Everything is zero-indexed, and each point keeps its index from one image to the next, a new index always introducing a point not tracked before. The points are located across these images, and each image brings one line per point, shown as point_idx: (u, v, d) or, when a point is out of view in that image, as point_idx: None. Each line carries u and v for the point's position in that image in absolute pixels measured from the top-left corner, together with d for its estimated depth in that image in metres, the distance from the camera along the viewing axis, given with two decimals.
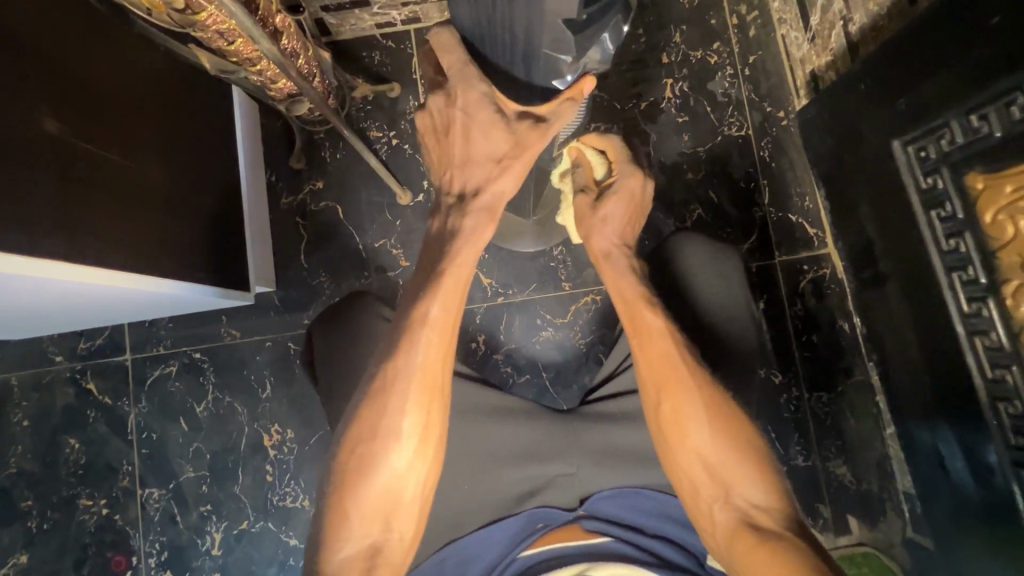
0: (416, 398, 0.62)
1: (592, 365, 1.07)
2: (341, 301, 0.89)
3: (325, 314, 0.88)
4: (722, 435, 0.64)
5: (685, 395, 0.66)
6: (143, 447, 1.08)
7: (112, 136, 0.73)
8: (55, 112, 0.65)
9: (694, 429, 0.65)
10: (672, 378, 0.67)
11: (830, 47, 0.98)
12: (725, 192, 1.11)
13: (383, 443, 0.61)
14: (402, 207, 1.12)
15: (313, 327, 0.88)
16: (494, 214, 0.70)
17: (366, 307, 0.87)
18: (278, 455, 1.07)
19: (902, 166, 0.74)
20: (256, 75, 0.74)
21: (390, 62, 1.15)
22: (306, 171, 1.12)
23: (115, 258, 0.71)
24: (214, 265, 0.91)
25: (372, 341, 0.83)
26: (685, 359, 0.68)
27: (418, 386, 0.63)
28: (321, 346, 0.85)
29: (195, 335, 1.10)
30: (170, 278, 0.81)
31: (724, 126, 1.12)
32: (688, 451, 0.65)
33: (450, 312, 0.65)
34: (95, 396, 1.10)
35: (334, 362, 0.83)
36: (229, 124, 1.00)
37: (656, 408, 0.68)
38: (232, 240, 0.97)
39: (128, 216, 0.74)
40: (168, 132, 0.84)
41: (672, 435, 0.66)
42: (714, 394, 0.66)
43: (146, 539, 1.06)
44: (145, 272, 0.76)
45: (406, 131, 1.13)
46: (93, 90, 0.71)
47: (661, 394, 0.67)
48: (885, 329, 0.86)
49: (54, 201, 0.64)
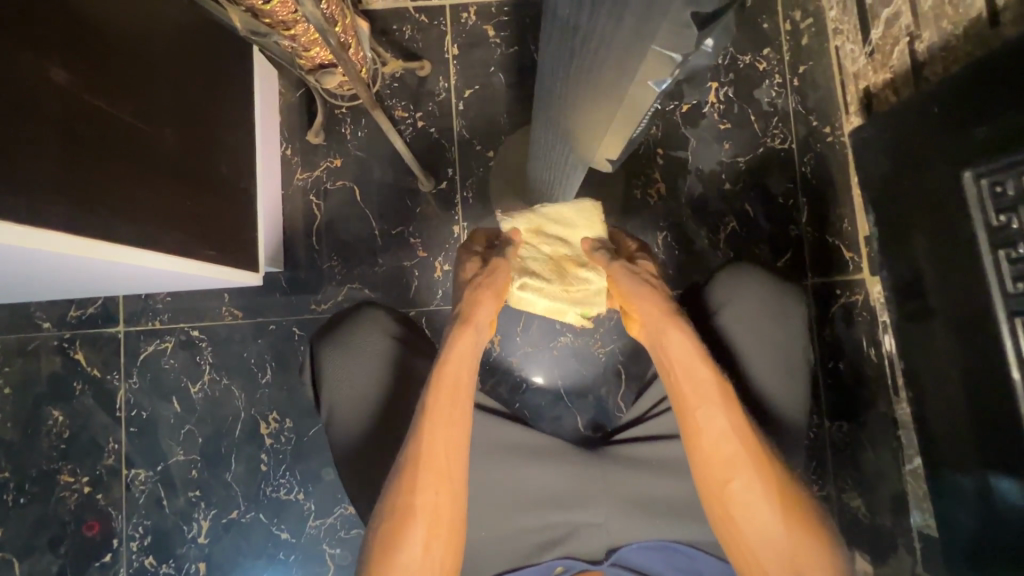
0: (426, 477, 0.60)
1: (611, 376, 1.02)
2: (341, 327, 0.81)
3: (327, 340, 0.80)
4: (795, 516, 0.60)
5: (743, 481, 0.61)
6: (132, 426, 1.02)
7: (129, 97, 0.67)
8: (63, 60, 0.58)
9: (767, 511, 0.60)
10: (741, 457, 0.61)
11: (890, 64, 0.93)
12: (762, 206, 1.07)
13: (397, 526, 0.58)
14: (424, 194, 1.06)
15: (317, 351, 0.80)
16: (473, 320, 0.65)
17: (389, 336, 0.81)
18: (275, 444, 1.02)
19: (970, 198, 0.71)
20: (289, 40, 0.67)
21: (421, 38, 1.08)
22: (325, 147, 1.06)
23: (125, 232, 0.66)
24: (224, 242, 0.85)
25: (397, 381, 0.78)
26: (735, 439, 0.62)
27: (428, 464, 0.60)
28: (327, 379, 0.78)
29: (195, 310, 1.04)
30: (179, 254, 0.75)
31: (767, 137, 1.07)
32: (754, 536, 0.61)
33: (451, 400, 0.62)
34: (84, 367, 1.03)
35: (351, 398, 0.77)
36: (247, 88, 0.93)
37: (718, 496, 0.62)
38: (244, 214, 0.90)
39: (146, 188, 0.69)
40: (187, 95, 0.78)
41: (740, 519, 0.61)
42: (772, 468, 0.62)
43: (129, 522, 1.01)
44: (156, 249, 0.71)
45: (434, 113, 1.07)
46: (107, 39, 0.64)
47: (730, 472, 0.61)
48: (925, 365, 0.83)
49: (61, 160, 0.57)
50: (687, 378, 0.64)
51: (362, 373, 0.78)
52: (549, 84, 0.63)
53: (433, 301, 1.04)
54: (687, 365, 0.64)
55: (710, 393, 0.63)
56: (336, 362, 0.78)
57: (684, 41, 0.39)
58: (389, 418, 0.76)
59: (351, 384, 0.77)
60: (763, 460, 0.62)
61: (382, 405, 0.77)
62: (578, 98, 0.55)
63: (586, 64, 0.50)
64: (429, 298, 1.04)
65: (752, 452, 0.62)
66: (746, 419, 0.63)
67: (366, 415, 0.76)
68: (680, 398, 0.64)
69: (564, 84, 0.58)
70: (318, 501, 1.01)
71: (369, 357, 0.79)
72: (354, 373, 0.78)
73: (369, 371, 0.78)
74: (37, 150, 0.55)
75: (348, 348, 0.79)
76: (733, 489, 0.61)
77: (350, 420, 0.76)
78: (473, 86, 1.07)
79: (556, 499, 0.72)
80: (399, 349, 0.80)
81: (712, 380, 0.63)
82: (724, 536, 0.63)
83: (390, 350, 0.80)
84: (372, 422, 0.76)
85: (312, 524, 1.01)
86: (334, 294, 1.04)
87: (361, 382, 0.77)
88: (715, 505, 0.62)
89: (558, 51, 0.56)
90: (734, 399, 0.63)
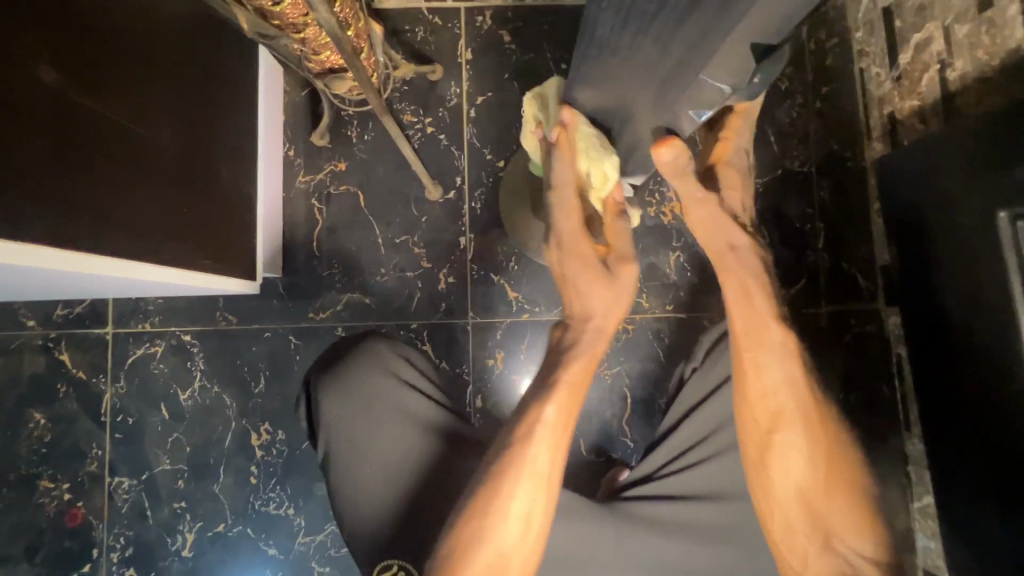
0: (526, 482, 0.56)
1: (616, 400, 0.99)
2: (343, 363, 0.75)
3: (324, 377, 0.73)
4: (831, 470, 0.62)
5: (791, 443, 0.62)
6: (117, 432, 0.98)
7: (125, 97, 0.63)
8: (53, 58, 0.54)
9: (807, 466, 0.62)
10: (791, 409, 0.62)
11: (919, 91, 0.89)
12: (778, 230, 1.04)
13: (483, 509, 0.56)
14: (430, 203, 1.02)
15: (315, 394, 0.73)
16: (608, 333, 0.62)
17: (393, 374, 0.74)
18: (265, 457, 0.99)
19: (1004, 238, 0.67)
20: (299, 43, 0.64)
21: (434, 40, 1.04)
22: (329, 150, 1.02)
23: (117, 242, 0.62)
24: (222, 251, 0.82)
25: (399, 424, 0.71)
26: (796, 399, 0.63)
27: (529, 475, 0.56)
28: (328, 421, 0.71)
29: (187, 314, 1.00)
30: (175, 266, 0.72)
31: (786, 159, 1.05)
32: (786, 488, 0.63)
33: (567, 413, 0.58)
34: (68, 369, 0.99)
35: (351, 446, 0.70)
36: (249, 86, 0.89)
37: (764, 453, 0.63)
38: (244, 222, 0.87)
39: (143, 193, 0.66)
40: (187, 94, 0.74)
41: (775, 468, 0.63)
42: (825, 431, 0.63)
43: (110, 532, 0.97)
44: (149, 260, 0.67)
45: (444, 120, 1.03)
46: (105, 38, 0.60)
47: (778, 423, 0.63)
48: (942, 405, 0.80)
49: (51, 169, 0.54)
50: (746, 325, 0.64)
51: (364, 420, 0.70)
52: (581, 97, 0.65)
53: (436, 315, 1.01)
54: (750, 308, 0.64)
55: (771, 344, 0.63)
56: (334, 404, 0.71)
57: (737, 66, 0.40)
58: (391, 472, 0.69)
59: (350, 434, 0.70)
60: (817, 426, 0.63)
61: (383, 458, 0.69)
62: (626, 104, 0.56)
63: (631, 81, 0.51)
64: (431, 312, 1.01)
65: (805, 410, 0.63)
66: (805, 376, 0.64)
67: (366, 469, 0.69)
68: (735, 338, 0.64)
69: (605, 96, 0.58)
70: (308, 517, 0.98)
71: (371, 402, 0.71)
72: (354, 420, 0.70)
73: (370, 416, 0.71)
74: (24, 156, 0.51)
75: (347, 391, 0.72)
76: (778, 440, 0.63)
77: (348, 471, 0.69)
78: (485, 93, 1.03)
79: (560, 546, 0.68)
80: (402, 388, 0.73)
81: (774, 329, 0.63)
82: (753, 480, 0.65)
83: (395, 392, 0.72)
84: (371, 471, 0.69)
85: (302, 541, 0.97)
86: (332, 303, 1.00)
87: (362, 427, 0.70)
88: (752, 452, 0.64)
89: (601, 68, 0.56)
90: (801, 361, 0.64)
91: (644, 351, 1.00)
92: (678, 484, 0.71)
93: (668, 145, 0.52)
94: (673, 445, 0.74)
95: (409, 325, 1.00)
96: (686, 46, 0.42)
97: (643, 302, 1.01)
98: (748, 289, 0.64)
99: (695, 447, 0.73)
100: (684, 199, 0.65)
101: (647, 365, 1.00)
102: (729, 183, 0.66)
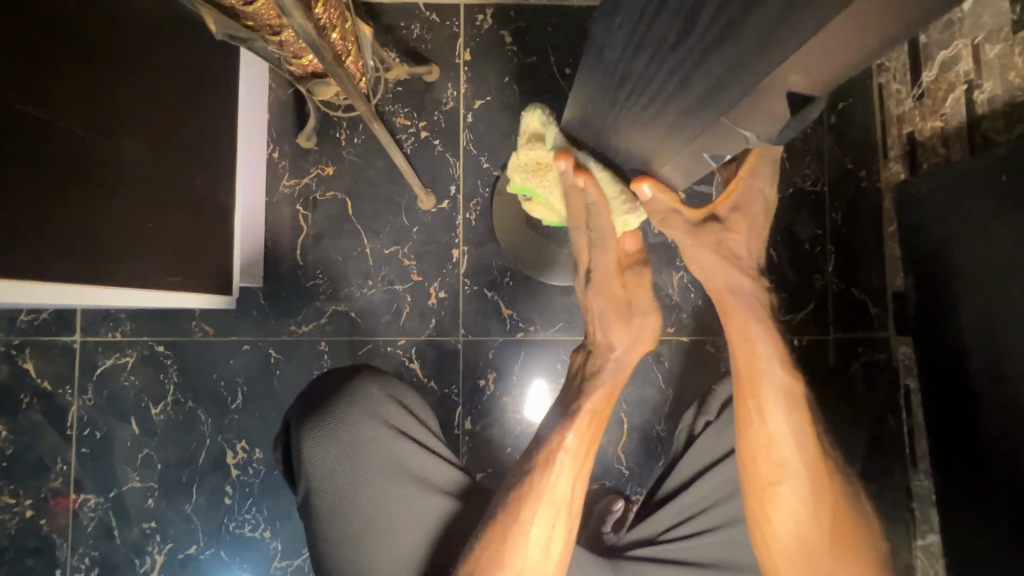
0: (546, 504, 0.61)
1: (612, 426, 0.95)
2: (330, 407, 0.67)
3: (307, 421, 0.66)
4: (836, 523, 0.58)
5: (791, 494, 0.59)
6: (84, 446, 0.93)
7: (78, 103, 0.58)
8: (7, 67, 0.49)
9: (810, 521, 0.58)
10: (794, 459, 0.59)
11: (942, 112, 0.84)
12: (787, 251, 0.99)
13: (505, 538, 0.59)
14: (422, 212, 0.97)
15: (300, 442, 0.65)
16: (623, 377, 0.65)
17: (381, 421, 0.67)
18: (241, 476, 0.93)
19: None
20: (276, 47, 0.60)
21: (431, 39, 0.98)
22: (316, 152, 0.96)
23: (64, 265, 0.58)
24: (183, 264, 0.78)
25: (387, 478, 0.65)
26: (800, 446, 0.59)
27: (551, 496, 0.61)
28: (311, 470, 0.64)
29: (161, 324, 0.94)
30: (133, 283, 0.69)
31: (798, 177, 1.00)
32: (781, 540, 0.59)
33: (588, 437, 0.64)
34: (33, 379, 0.93)
35: (335, 500, 0.63)
36: (221, 83, 0.83)
37: (765, 504, 0.60)
38: (209, 231, 0.82)
39: (99, 210, 0.62)
40: (149, 99, 0.69)
41: (776, 521, 0.60)
42: (829, 482, 0.59)
43: (75, 552, 0.92)
44: (97, 281, 0.63)
45: (440, 124, 0.97)
46: (68, 42, 0.56)
47: (780, 474, 0.59)
48: (952, 450, 0.76)
49: (7, 189, 0.50)
50: (748, 369, 0.60)
51: (356, 475, 0.64)
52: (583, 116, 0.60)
53: (425, 332, 0.95)
54: (751, 350, 0.59)
55: (773, 391, 0.59)
56: (317, 453, 0.64)
57: (775, 114, 0.34)
58: (384, 534, 0.63)
59: (341, 490, 0.63)
60: (821, 478, 0.59)
61: (378, 518, 0.63)
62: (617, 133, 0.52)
63: (634, 105, 0.46)
64: (421, 327, 0.95)
65: (809, 461, 0.59)
66: (809, 423, 0.60)
67: (357, 530, 0.62)
68: (737, 381, 0.61)
69: (606, 123, 0.54)
70: (285, 541, 0.93)
71: (363, 454, 0.65)
72: (341, 473, 0.64)
73: (356, 468, 0.64)
74: None
75: (338, 442, 0.65)
76: (779, 492, 0.59)
77: (331, 528, 0.63)
78: (484, 97, 0.98)
79: None
80: (392, 437, 0.67)
81: (777, 372, 0.59)
82: (753, 532, 0.62)
83: (391, 442, 0.66)
84: (356, 529, 0.62)
85: (278, 566, 0.92)
86: (316, 316, 0.95)
87: (348, 479, 0.64)
88: (752, 503, 0.61)
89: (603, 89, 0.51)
90: (803, 405, 0.60)
91: (643, 375, 0.96)
92: (683, 547, 0.68)
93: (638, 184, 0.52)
94: (679, 508, 0.70)
95: (396, 342, 0.95)
96: (703, 82, 0.36)
97: None
98: (749, 332, 0.59)
99: (707, 505, 0.69)
100: (679, 246, 0.57)
101: (646, 390, 0.95)
102: (736, 222, 0.55)
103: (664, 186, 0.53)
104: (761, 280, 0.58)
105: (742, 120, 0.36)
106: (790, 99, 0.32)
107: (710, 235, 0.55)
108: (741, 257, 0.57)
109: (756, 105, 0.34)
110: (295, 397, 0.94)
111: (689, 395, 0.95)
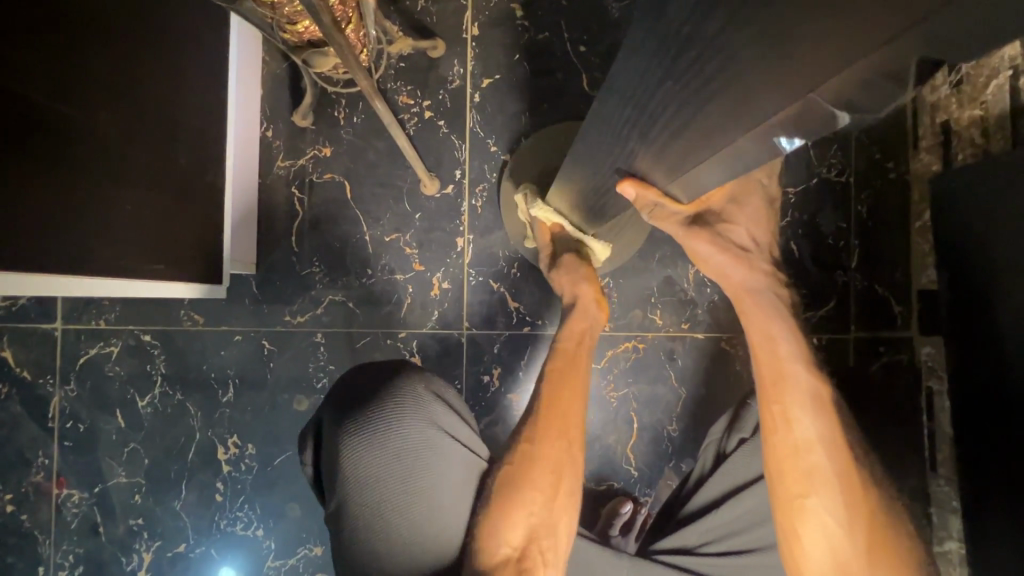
0: (565, 409, 0.68)
1: (622, 425, 0.91)
2: (371, 408, 0.62)
3: (352, 417, 0.61)
4: (874, 538, 0.56)
5: (824, 502, 0.57)
6: (67, 440, 0.88)
7: (35, 66, 0.51)
8: None
9: (844, 536, 0.57)
10: (824, 466, 0.58)
11: (982, 99, 0.77)
12: (809, 244, 0.97)
13: (516, 491, 0.63)
14: (424, 198, 0.91)
15: (339, 444, 0.61)
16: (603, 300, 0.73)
17: (436, 421, 0.63)
18: (233, 472, 0.89)
19: None
20: (267, 9, 0.57)
21: (437, 11, 0.91)
22: (313, 132, 0.90)
23: (25, 253, 0.53)
24: (162, 253, 0.72)
25: (438, 480, 0.61)
26: (829, 449, 0.58)
27: (568, 404, 0.68)
28: (355, 466, 0.60)
29: (148, 312, 0.89)
30: (102, 275, 0.62)
31: (822, 167, 0.97)
32: (816, 559, 0.57)
33: (573, 374, 0.70)
34: (11, 368, 0.88)
35: (381, 502, 0.59)
36: (205, 54, 0.76)
37: (797, 517, 0.58)
38: (193, 217, 0.76)
39: (64, 192, 0.55)
40: (120, 68, 0.62)
41: (807, 539, 0.58)
42: (859, 490, 0.57)
43: (58, 549, 0.88)
44: (66, 271, 0.58)
45: (445, 104, 0.91)
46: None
47: (808, 486, 0.58)
48: (983, 462, 0.72)
49: None
50: (773, 373, 0.59)
51: (401, 480, 0.60)
52: (610, 97, 0.54)
53: (427, 324, 0.91)
54: (773, 351, 0.59)
55: (800, 395, 0.59)
56: (363, 450, 0.60)
57: (887, 87, 0.26)
58: (431, 538, 0.60)
59: (384, 496, 0.59)
60: (853, 485, 0.57)
61: (427, 525, 0.60)
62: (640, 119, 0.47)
63: (664, 84, 0.41)
64: (422, 320, 0.91)
65: (839, 468, 0.58)
66: (838, 428, 0.59)
67: (398, 537, 0.59)
68: (761, 386, 0.60)
69: (630, 104, 0.48)
70: (279, 540, 0.89)
71: (408, 458, 0.60)
72: (389, 472, 0.60)
73: (405, 468, 0.60)
74: None
75: (380, 447, 0.60)
76: (808, 505, 0.58)
77: (374, 531, 0.59)
78: (492, 75, 0.91)
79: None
80: (444, 439, 0.63)
81: (801, 373, 0.59)
82: (784, 550, 0.60)
83: (440, 445, 0.62)
84: (403, 533, 0.59)
85: (271, 565, 0.89)
86: (310, 307, 0.90)
87: (396, 479, 0.60)
88: (781, 521, 0.59)
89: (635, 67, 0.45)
90: (826, 403, 0.59)
91: (655, 372, 0.91)
92: (707, 563, 0.70)
93: (628, 183, 0.52)
94: (708, 526, 0.71)
95: (396, 334, 0.90)
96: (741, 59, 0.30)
97: (656, 319, 0.91)
98: (772, 331, 0.59)
99: (740, 525, 0.70)
100: (673, 236, 0.55)
101: (657, 388, 0.91)
102: (734, 213, 0.53)
103: (644, 183, 0.51)
104: (776, 274, 0.58)
105: (835, 97, 0.27)
106: (914, 66, 0.24)
107: (705, 229, 0.53)
108: (749, 249, 0.56)
109: (859, 81, 0.26)
110: (289, 390, 0.90)
111: (703, 394, 0.91)
